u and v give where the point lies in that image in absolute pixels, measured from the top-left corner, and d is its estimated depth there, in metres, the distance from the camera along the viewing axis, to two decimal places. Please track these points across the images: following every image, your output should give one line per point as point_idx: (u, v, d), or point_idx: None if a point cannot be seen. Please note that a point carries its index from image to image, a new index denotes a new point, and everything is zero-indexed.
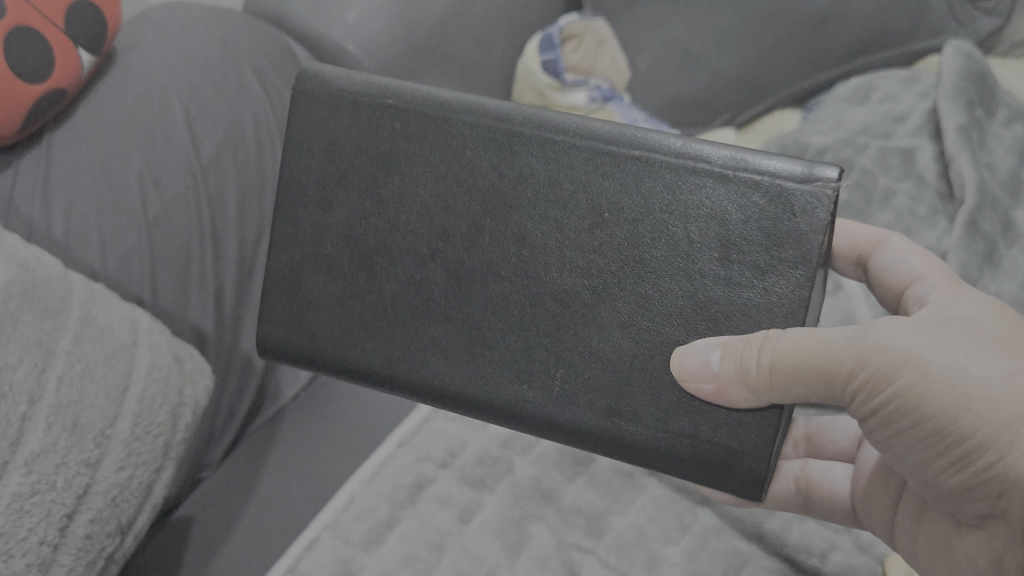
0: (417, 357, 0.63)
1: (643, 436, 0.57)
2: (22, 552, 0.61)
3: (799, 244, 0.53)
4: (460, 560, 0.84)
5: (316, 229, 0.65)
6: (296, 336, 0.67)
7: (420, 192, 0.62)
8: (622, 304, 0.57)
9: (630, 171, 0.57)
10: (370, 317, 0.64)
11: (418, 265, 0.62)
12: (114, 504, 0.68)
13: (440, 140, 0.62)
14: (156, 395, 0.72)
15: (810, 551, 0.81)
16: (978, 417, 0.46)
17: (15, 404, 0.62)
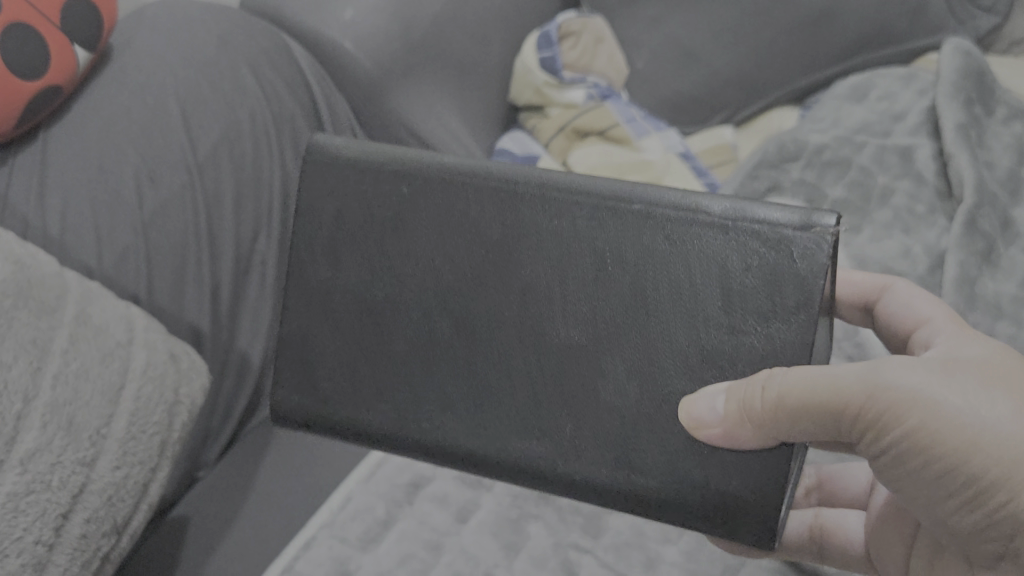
0: (431, 411, 0.61)
1: (670, 489, 0.55)
2: (17, 552, 0.60)
3: (800, 290, 0.53)
4: (457, 560, 0.83)
5: (326, 288, 0.64)
6: (309, 396, 0.65)
7: (428, 249, 0.61)
8: (628, 353, 0.56)
9: (634, 227, 0.57)
10: (382, 371, 0.63)
11: (428, 320, 0.61)
12: (109, 503, 0.67)
13: (445, 201, 0.61)
14: (152, 394, 0.71)
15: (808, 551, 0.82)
16: (989, 460, 0.47)
17: (10, 402, 0.62)
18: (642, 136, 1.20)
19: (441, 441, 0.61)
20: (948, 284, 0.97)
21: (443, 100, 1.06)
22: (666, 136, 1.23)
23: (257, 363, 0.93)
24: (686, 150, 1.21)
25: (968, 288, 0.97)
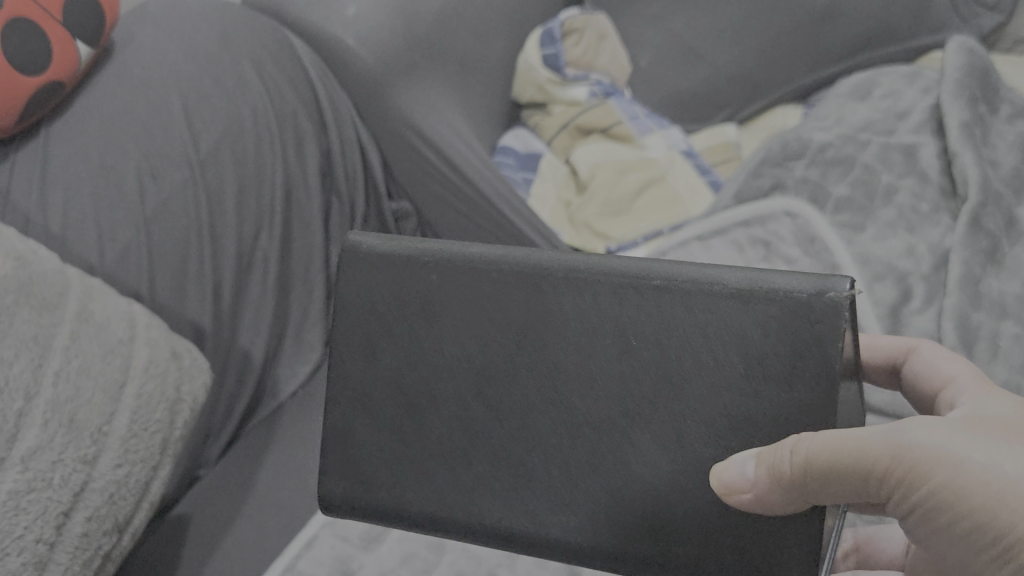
0: (466, 495, 0.57)
1: (715, 571, 0.50)
2: (18, 551, 0.60)
3: (822, 357, 0.48)
4: (459, 559, 0.83)
5: (362, 379, 0.60)
6: (351, 486, 0.61)
7: (458, 335, 0.57)
8: (656, 428, 0.52)
9: (658, 301, 0.52)
10: (417, 456, 0.58)
11: (459, 405, 0.57)
12: (110, 501, 0.67)
13: (471, 285, 0.57)
14: (154, 391, 0.71)
15: None
16: (1019, 514, 0.41)
17: (11, 399, 0.62)
18: (644, 135, 1.21)
19: (475, 523, 0.56)
20: (951, 282, 0.96)
21: (444, 96, 1.05)
22: (669, 134, 1.23)
23: (258, 362, 0.93)
24: (689, 148, 1.21)
25: (971, 287, 0.96)
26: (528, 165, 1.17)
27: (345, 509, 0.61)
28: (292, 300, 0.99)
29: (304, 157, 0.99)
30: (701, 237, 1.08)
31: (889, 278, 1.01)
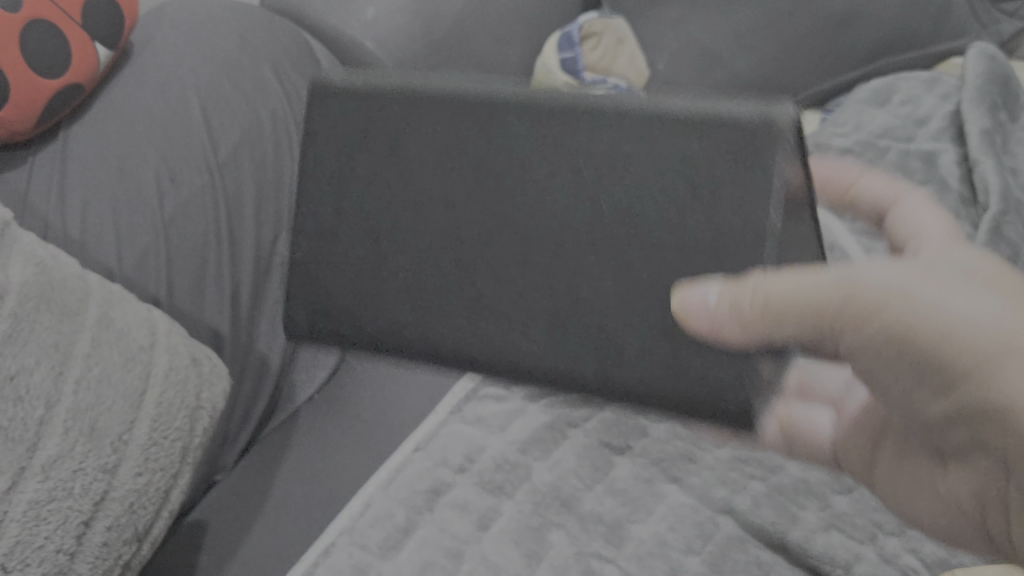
0: (432, 316, 0.55)
1: (666, 397, 0.50)
2: (38, 561, 0.59)
3: (767, 172, 0.46)
4: (478, 568, 0.80)
5: (325, 235, 0.58)
6: (309, 317, 0.59)
7: (419, 169, 0.54)
8: (617, 253, 0.50)
9: (615, 122, 0.50)
10: (377, 290, 0.56)
11: (420, 238, 0.55)
12: (130, 511, 0.66)
13: (427, 119, 0.54)
14: (174, 399, 0.70)
15: (834, 561, 0.77)
16: (966, 350, 0.44)
17: (32, 408, 0.61)
18: None
19: (442, 345, 0.55)
20: None
21: None
22: None
23: (276, 366, 0.93)
24: None
25: None
26: None
27: (308, 332, 0.59)
28: None
29: None
30: None
31: None
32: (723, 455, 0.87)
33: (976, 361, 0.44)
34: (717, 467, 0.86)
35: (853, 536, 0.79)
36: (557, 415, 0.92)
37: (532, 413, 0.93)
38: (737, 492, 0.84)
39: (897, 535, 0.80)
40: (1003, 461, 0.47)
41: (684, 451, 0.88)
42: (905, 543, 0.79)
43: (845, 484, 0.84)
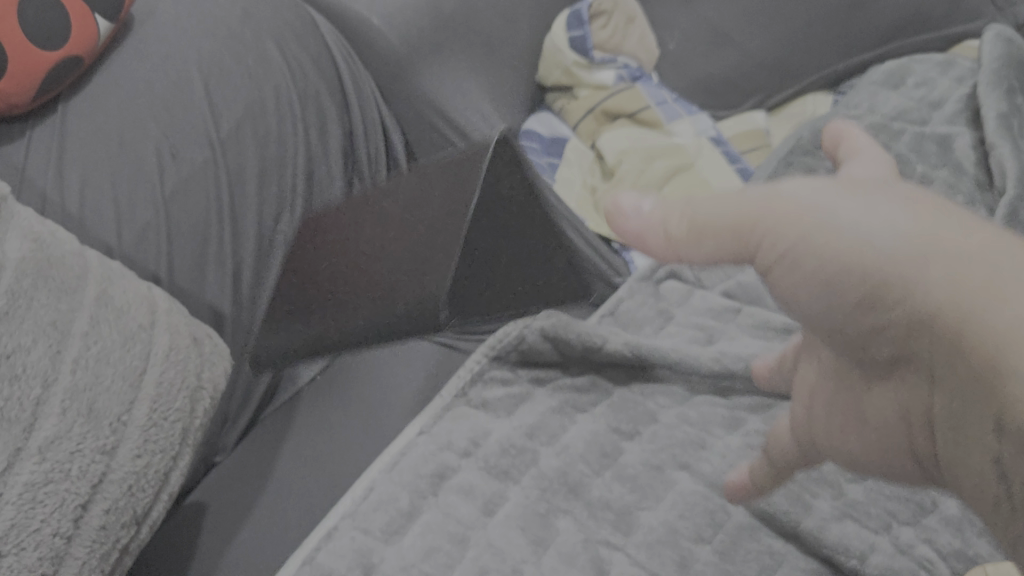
0: (322, 313, 0.82)
1: None
2: (34, 546, 0.57)
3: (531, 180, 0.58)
4: (484, 554, 0.78)
5: (265, 236, 0.89)
6: (260, 353, 0.87)
7: (347, 233, 0.86)
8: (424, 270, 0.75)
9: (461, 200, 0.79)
10: (296, 302, 0.85)
11: (313, 273, 0.86)
12: (129, 494, 0.64)
13: (354, 205, 0.89)
14: (175, 378, 0.69)
15: (848, 552, 0.76)
16: (881, 257, 0.41)
17: (28, 389, 0.59)
18: (671, 121, 1.18)
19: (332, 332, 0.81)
20: None
21: (470, 77, 1.03)
22: (699, 120, 1.20)
23: None
24: (718, 134, 1.17)
25: None
26: (552, 150, 1.15)
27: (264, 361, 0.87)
28: None
29: (327, 138, 0.97)
30: None
31: None
32: (734, 441, 0.86)
33: (892, 267, 0.40)
34: (729, 454, 0.85)
35: (869, 526, 0.78)
36: (564, 399, 0.90)
37: (538, 399, 0.91)
38: None
39: (912, 525, 0.79)
40: (931, 377, 0.41)
41: (694, 437, 0.87)
42: (919, 533, 0.78)
43: None
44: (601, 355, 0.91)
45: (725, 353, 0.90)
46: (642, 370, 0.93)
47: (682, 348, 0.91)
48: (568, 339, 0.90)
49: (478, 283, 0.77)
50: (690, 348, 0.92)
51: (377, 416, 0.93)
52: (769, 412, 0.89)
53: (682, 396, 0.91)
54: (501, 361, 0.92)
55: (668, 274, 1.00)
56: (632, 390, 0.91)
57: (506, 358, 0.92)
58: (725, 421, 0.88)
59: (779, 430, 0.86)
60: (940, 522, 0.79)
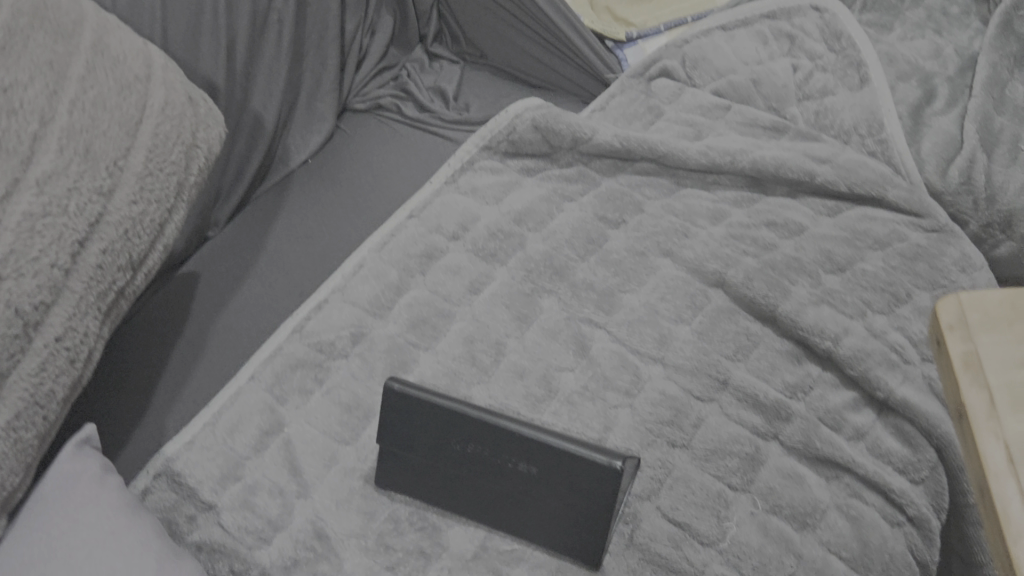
0: (506, 485, 0.69)
1: (509, 480, 0.69)
2: (33, 274, 0.59)
3: (496, 460, 0.69)
4: (468, 327, 0.81)
5: (520, 464, 0.68)
6: (500, 467, 0.69)
7: (481, 487, 0.70)
8: (497, 489, 0.69)
9: (487, 485, 0.69)
10: (503, 492, 0.69)
11: (511, 481, 0.69)
12: (126, 238, 0.65)
13: (496, 485, 0.69)
14: (170, 132, 0.68)
15: (823, 334, 0.78)
16: None
17: (25, 123, 0.60)
18: None
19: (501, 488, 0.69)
20: (976, 87, 0.92)
21: None
22: None
23: (271, 124, 0.94)
24: None
25: (997, 90, 0.91)
26: None
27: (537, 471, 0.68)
28: (304, 65, 0.97)
29: None
30: (725, 28, 1.02)
31: (914, 78, 0.95)
32: (718, 232, 0.86)
33: None
34: (712, 243, 0.85)
35: (844, 312, 0.80)
36: (552, 188, 0.91)
37: (527, 186, 0.92)
38: (730, 268, 0.83)
39: (885, 314, 0.81)
40: None
41: (679, 226, 0.87)
42: (892, 322, 0.80)
43: (838, 263, 0.84)
44: (589, 146, 0.92)
45: (713, 148, 0.91)
46: (630, 163, 0.93)
47: (670, 142, 0.91)
48: (557, 128, 0.93)
49: (514, 444, 0.68)
50: (679, 141, 0.91)
51: (366, 199, 0.96)
52: (754, 207, 0.89)
53: (669, 188, 0.91)
54: (492, 151, 0.94)
55: (660, 71, 1.01)
56: (620, 181, 0.92)
57: (495, 147, 0.94)
58: (710, 212, 0.88)
59: (762, 223, 0.87)
60: (914, 313, 0.81)
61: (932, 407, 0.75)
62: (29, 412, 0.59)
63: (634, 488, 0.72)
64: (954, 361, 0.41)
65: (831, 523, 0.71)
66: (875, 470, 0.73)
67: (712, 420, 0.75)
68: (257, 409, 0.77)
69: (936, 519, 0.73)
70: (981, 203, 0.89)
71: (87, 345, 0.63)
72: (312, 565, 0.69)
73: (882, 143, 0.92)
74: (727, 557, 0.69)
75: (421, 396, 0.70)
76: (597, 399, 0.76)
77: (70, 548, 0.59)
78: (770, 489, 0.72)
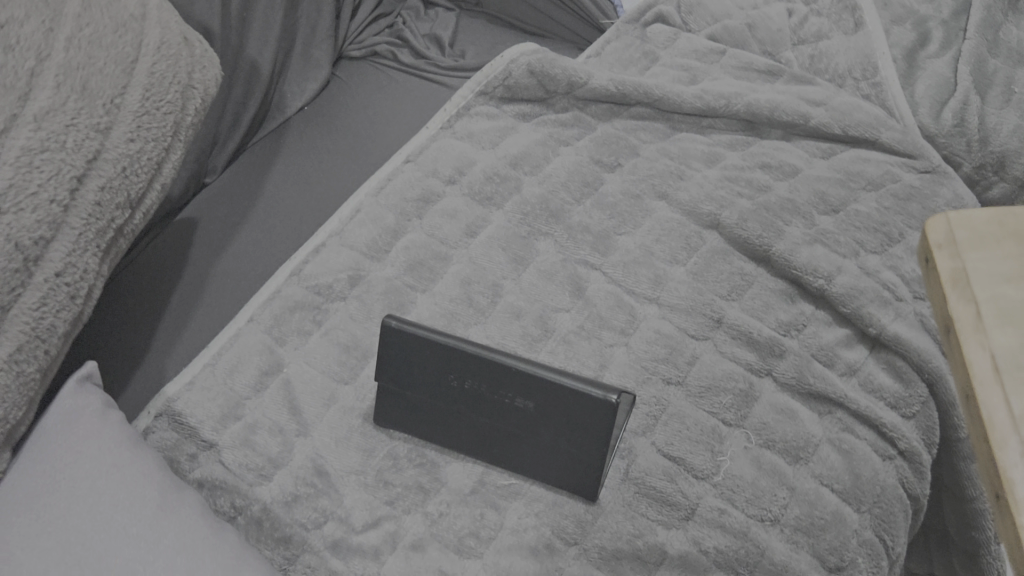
0: (501, 421, 0.70)
1: (505, 415, 0.70)
2: (32, 208, 0.60)
3: (494, 396, 0.70)
4: (465, 269, 0.81)
5: (518, 401, 0.69)
6: (496, 403, 0.70)
7: (474, 422, 0.71)
8: (491, 423, 0.70)
9: (481, 420, 0.70)
10: (497, 427, 0.70)
11: (505, 416, 0.70)
12: (124, 175, 0.65)
13: (490, 420, 0.70)
14: (167, 71, 0.68)
15: (817, 272, 0.79)
16: None
17: (22, 60, 0.61)
18: None
19: (495, 423, 0.70)
20: (970, 29, 0.93)
21: None
22: None
23: (267, 71, 0.94)
24: None
25: (990, 33, 0.93)
26: None
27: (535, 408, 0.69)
28: (300, 13, 0.98)
29: None
30: None
31: (909, 22, 0.95)
32: (713, 174, 0.87)
33: None
34: (706, 185, 0.86)
35: (838, 252, 0.81)
36: (549, 132, 0.92)
37: (524, 131, 0.92)
38: (724, 209, 0.84)
39: (878, 254, 0.82)
40: None
41: (674, 168, 0.88)
42: (885, 261, 0.82)
43: (832, 204, 0.84)
44: (584, 91, 0.93)
45: (708, 92, 0.91)
46: (625, 108, 0.94)
47: (665, 86, 0.92)
48: (551, 73, 0.93)
49: (511, 381, 0.69)
50: (674, 86, 0.92)
51: (361, 145, 0.96)
52: (748, 149, 0.90)
53: (664, 133, 0.92)
54: (487, 96, 0.94)
55: (655, 16, 1.01)
56: (615, 125, 0.92)
57: (491, 93, 0.94)
58: (705, 155, 0.89)
59: (756, 165, 0.88)
60: (906, 253, 0.82)
61: (923, 343, 0.77)
62: (30, 346, 0.60)
63: (630, 424, 0.72)
64: (942, 275, 0.40)
65: (823, 457, 0.72)
66: (867, 406, 0.75)
67: (707, 357, 0.76)
68: (257, 350, 0.78)
69: (927, 451, 0.77)
70: (973, 145, 0.90)
71: (86, 282, 0.64)
72: (313, 501, 0.69)
73: (877, 86, 0.93)
74: (721, 491, 0.70)
75: (419, 334, 0.70)
76: (593, 338, 0.77)
77: (73, 479, 0.60)
78: (763, 425, 0.73)
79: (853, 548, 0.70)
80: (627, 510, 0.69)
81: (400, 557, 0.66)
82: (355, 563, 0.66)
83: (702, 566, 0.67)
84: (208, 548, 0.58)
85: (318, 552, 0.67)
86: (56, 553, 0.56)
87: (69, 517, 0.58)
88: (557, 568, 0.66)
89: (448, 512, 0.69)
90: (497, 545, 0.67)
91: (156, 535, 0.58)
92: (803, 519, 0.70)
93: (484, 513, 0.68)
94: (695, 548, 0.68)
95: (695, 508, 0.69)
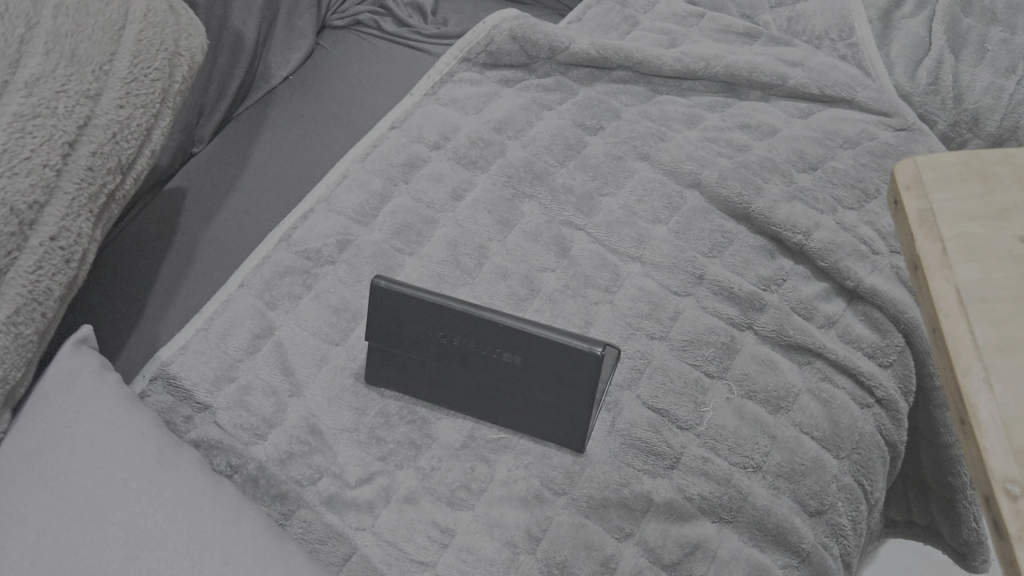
0: (489, 376, 0.72)
1: (493, 372, 0.71)
2: (26, 173, 0.61)
3: (482, 354, 0.71)
4: (452, 232, 0.83)
5: (506, 358, 0.71)
6: (484, 358, 0.71)
7: (460, 379, 0.72)
8: (477, 380, 0.72)
9: (468, 377, 0.72)
10: (485, 383, 0.72)
11: (492, 373, 0.71)
12: (114, 141, 0.67)
13: (477, 376, 0.72)
14: (154, 38, 0.70)
15: (796, 229, 0.81)
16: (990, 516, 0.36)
17: (12, 27, 0.63)
18: None
19: (482, 379, 0.72)
20: None
21: None
22: None
23: (252, 41, 0.95)
24: None
25: None
26: None
27: (523, 361, 0.71)
28: None
29: None
30: None
31: None
32: (693, 135, 0.89)
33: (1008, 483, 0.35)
34: (687, 146, 0.88)
35: (816, 208, 0.84)
36: (531, 98, 0.93)
37: (507, 96, 0.93)
38: (704, 168, 0.86)
39: (855, 210, 0.85)
40: None
41: (655, 130, 0.90)
42: (862, 217, 0.85)
43: (810, 162, 0.87)
44: (565, 56, 0.95)
45: (688, 54, 0.94)
46: (607, 72, 0.95)
47: (646, 49, 0.94)
48: (533, 38, 0.94)
49: (500, 340, 0.71)
50: (654, 49, 0.94)
51: (347, 113, 0.98)
52: (727, 111, 0.93)
53: (645, 95, 0.94)
54: (470, 62, 0.95)
55: None
56: (597, 89, 0.94)
57: (473, 59, 0.95)
58: (686, 117, 0.91)
59: (736, 126, 0.91)
60: (882, 207, 0.85)
61: (898, 294, 0.80)
62: (28, 309, 0.61)
63: (615, 377, 0.74)
64: (910, 218, 0.42)
65: (803, 406, 0.75)
66: (844, 354, 0.78)
67: (689, 313, 0.78)
68: (247, 314, 0.78)
69: (903, 399, 0.80)
70: (948, 103, 0.98)
71: (81, 246, 0.65)
72: (307, 457, 0.70)
73: (853, 46, 0.98)
74: (705, 440, 0.72)
75: (410, 294, 0.71)
76: (578, 297, 0.79)
77: (74, 437, 0.61)
78: (744, 375, 0.75)
79: (833, 493, 0.73)
80: (614, 460, 0.71)
81: (394, 510, 0.68)
82: (350, 516, 0.68)
83: (687, 513, 0.70)
84: (207, 500, 0.60)
85: (313, 507, 0.68)
86: (59, 508, 0.57)
87: (71, 473, 0.59)
88: (546, 517, 0.68)
89: (440, 466, 0.70)
90: (489, 496, 0.69)
91: (156, 489, 0.59)
92: (785, 465, 0.72)
93: (474, 466, 0.70)
94: (680, 495, 0.70)
95: (680, 457, 0.71)
